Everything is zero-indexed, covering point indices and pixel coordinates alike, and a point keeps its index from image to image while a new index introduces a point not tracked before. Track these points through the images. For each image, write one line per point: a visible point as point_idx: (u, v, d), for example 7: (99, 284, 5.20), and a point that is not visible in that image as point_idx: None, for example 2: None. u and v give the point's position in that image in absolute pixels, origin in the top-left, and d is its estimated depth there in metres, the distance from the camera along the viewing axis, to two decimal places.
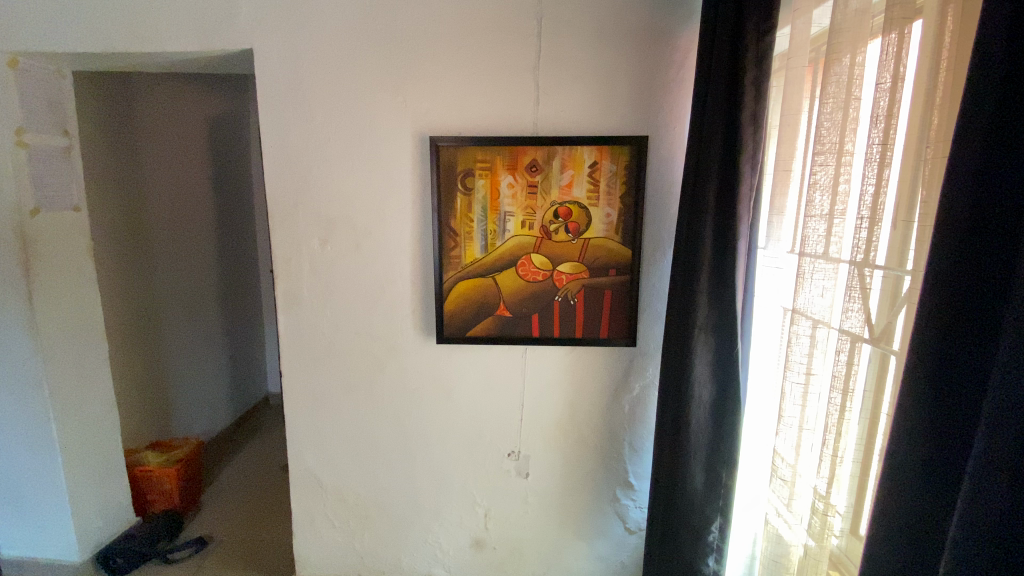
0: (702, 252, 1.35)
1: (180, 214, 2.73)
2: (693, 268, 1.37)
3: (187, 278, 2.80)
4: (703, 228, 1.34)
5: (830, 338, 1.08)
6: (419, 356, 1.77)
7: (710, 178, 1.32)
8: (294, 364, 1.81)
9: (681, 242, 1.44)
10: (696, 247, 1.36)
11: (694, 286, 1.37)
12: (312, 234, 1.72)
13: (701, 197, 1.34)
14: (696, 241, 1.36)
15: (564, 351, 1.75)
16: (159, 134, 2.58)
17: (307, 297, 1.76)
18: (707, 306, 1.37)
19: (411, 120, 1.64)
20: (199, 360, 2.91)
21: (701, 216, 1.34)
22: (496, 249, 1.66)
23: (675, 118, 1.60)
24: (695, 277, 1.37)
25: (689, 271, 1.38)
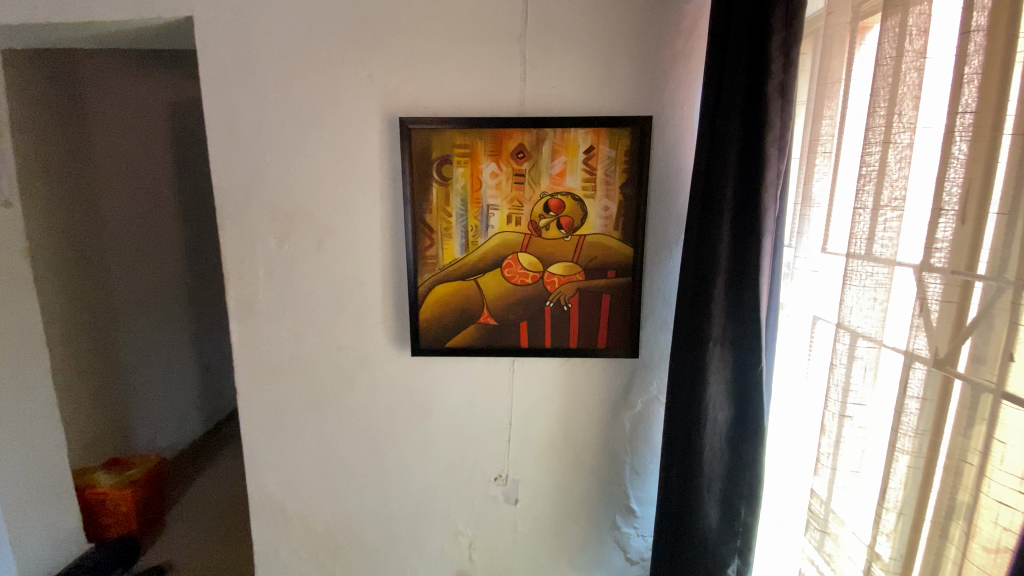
0: (718, 251, 1.15)
1: (137, 212, 2.48)
2: (707, 271, 1.17)
3: (150, 280, 2.56)
4: (719, 224, 1.14)
5: (886, 362, 0.88)
6: (393, 369, 1.56)
7: (727, 165, 1.12)
8: (252, 380, 1.60)
9: (691, 239, 1.24)
10: (711, 246, 1.16)
11: (708, 292, 1.17)
12: (267, 232, 1.49)
13: (717, 188, 1.13)
14: (710, 239, 1.16)
15: (557, 363, 1.54)
16: (112, 121, 2.33)
17: (265, 303, 1.54)
18: (723, 315, 1.17)
19: (379, 99, 1.41)
20: (166, 369, 2.68)
21: (717, 210, 1.14)
22: (478, 248, 1.45)
23: (684, 97, 1.39)
24: (710, 282, 1.17)
25: (703, 274, 1.18)
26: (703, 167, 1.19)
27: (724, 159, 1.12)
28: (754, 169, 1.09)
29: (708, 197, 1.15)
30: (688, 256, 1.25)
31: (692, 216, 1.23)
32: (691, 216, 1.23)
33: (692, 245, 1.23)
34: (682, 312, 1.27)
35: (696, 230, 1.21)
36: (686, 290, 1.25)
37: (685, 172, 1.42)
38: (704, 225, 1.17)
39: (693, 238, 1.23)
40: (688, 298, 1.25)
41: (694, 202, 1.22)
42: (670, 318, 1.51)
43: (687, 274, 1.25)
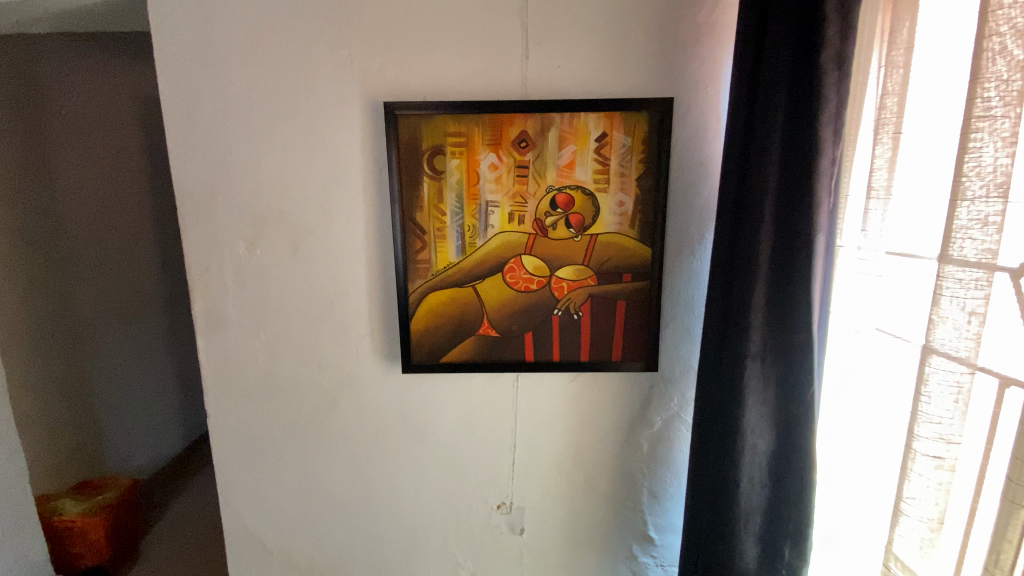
0: (758, 254, 0.99)
1: (104, 211, 2.28)
2: (745, 276, 1.01)
3: (119, 286, 2.36)
4: (759, 221, 0.98)
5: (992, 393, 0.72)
6: (382, 388, 1.39)
7: (768, 152, 0.96)
8: (224, 401, 1.43)
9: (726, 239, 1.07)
10: (750, 248, 0.99)
11: (746, 300, 1.01)
12: (237, 235, 1.32)
13: (755, 180, 0.98)
14: (749, 239, 1.00)
15: (567, 379, 1.37)
16: (74, 112, 2.13)
17: (236, 316, 1.37)
18: (764, 327, 1.01)
19: (361, 83, 1.24)
20: (140, 382, 2.48)
21: (757, 205, 0.98)
22: (476, 250, 1.28)
23: (710, 77, 1.22)
24: (749, 288, 1.00)
25: (740, 279, 1.02)
26: (737, 158, 1.04)
27: (766, 145, 0.96)
28: (801, 157, 0.93)
29: (740, 195, 1.04)
30: (720, 260, 1.09)
31: (722, 213, 1.07)
32: (721, 214, 1.07)
33: (722, 248, 1.08)
34: (714, 324, 1.11)
35: (732, 232, 1.06)
36: (715, 298, 1.10)
37: (714, 163, 1.25)
38: (734, 227, 1.06)
39: (725, 239, 1.07)
40: (721, 309, 1.09)
41: (723, 198, 1.06)
42: (698, 331, 1.34)
43: (718, 280, 1.09)
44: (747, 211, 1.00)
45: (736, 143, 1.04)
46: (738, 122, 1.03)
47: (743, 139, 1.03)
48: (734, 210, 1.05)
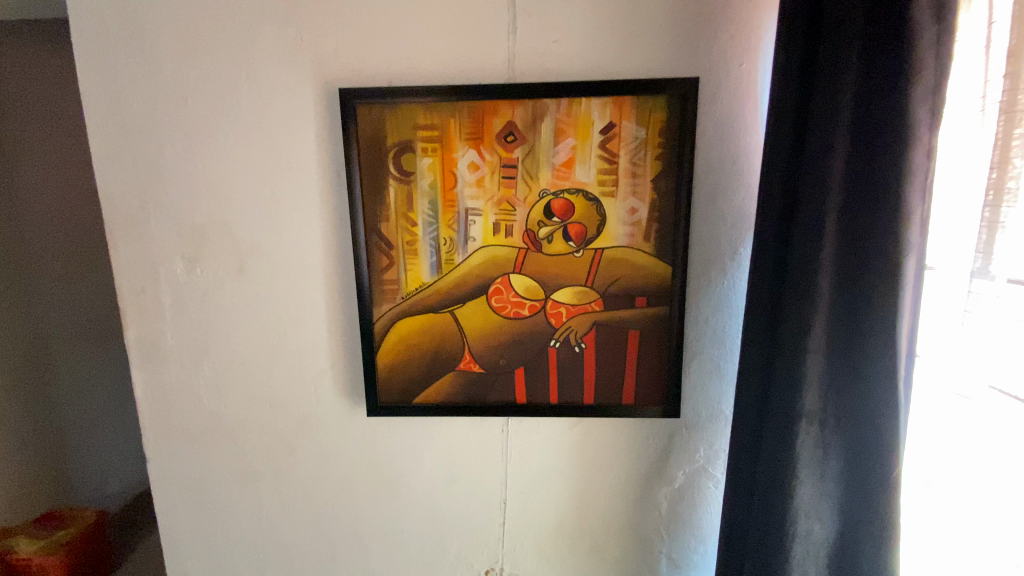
0: (819, 283, 0.74)
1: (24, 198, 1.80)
2: (802, 311, 0.76)
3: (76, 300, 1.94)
4: (820, 239, 0.74)
5: None
6: (346, 432, 1.17)
7: (830, 144, 0.72)
8: (168, 443, 1.23)
9: (773, 254, 0.85)
10: (806, 274, 0.75)
11: (802, 343, 0.76)
12: (174, 252, 1.12)
13: (811, 183, 0.74)
14: (805, 262, 0.76)
15: (567, 425, 1.13)
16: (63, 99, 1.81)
17: (178, 346, 1.17)
18: (823, 380, 0.76)
19: (311, 67, 1.01)
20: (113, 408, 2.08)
21: (815, 216, 0.74)
22: (455, 269, 1.05)
23: (746, 50, 0.96)
24: (805, 328, 0.76)
25: (789, 314, 0.78)
26: (786, 161, 0.82)
27: (827, 137, 0.73)
28: (877, 153, 0.69)
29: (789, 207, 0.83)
30: (762, 287, 0.87)
31: (763, 229, 0.86)
32: (761, 230, 0.86)
33: (765, 271, 0.86)
34: (755, 365, 0.89)
35: (778, 253, 0.85)
36: (757, 333, 0.89)
37: (753, 158, 0.99)
38: (780, 247, 0.85)
39: (766, 260, 0.86)
40: (764, 347, 0.88)
41: (764, 210, 0.86)
42: (733, 369, 1.08)
43: (758, 311, 0.88)
44: (800, 225, 0.77)
45: (784, 141, 0.82)
46: (786, 115, 0.81)
47: (795, 136, 0.81)
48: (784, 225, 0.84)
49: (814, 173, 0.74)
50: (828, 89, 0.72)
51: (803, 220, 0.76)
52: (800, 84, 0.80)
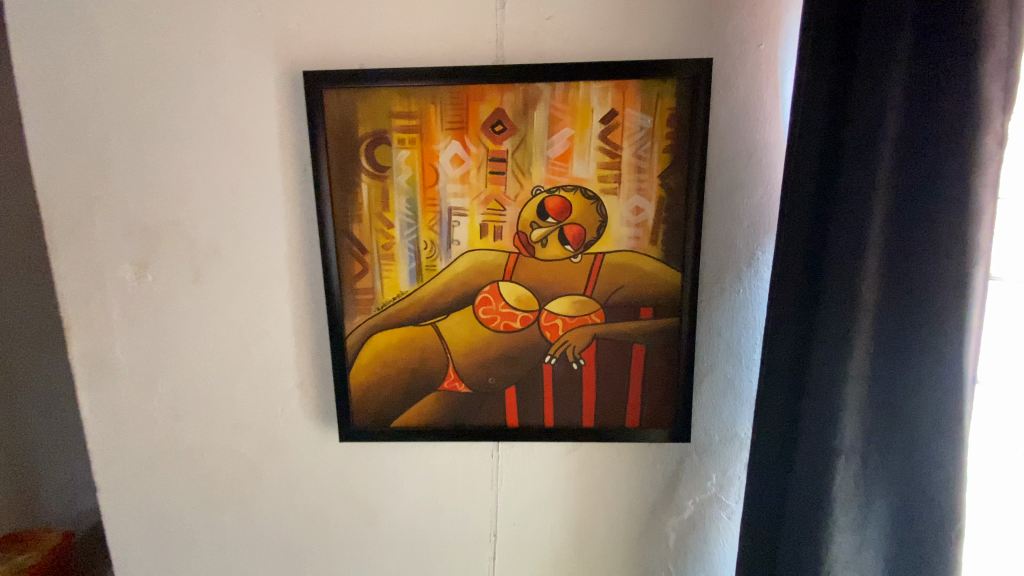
0: (861, 296, 0.63)
1: None
2: (841, 328, 0.65)
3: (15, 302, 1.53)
4: (865, 243, 0.63)
5: None
6: (317, 457, 1.05)
7: (879, 131, 0.61)
8: (119, 470, 1.10)
9: (808, 261, 0.73)
10: (846, 285, 0.65)
11: (841, 364, 0.65)
12: (122, 257, 0.99)
13: (853, 178, 0.64)
14: (845, 271, 0.65)
15: (564, 449, 1.01)
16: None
17: (129, 360, 1.04)
18: (866, 410, 0.65)
19: (272, 47, 0.89)
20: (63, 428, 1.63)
21: (858, 217, 0.63)
22: (437, 276, 0.93)
23: (765, 29, 0.84)
24: (845, 348, 0.65)
25: (824, 329, 0.68)
26: (821, 149, 0.70)
27: (873, 123, 0.62)
28: (934, 140, 0.57)
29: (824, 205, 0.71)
30: (792, 297, 0.75)
31: (794, 229, 0.73)
32: (791, 231, 0.73)
33: (796, 279, 0.74)
34: (785, 388, 0.77)
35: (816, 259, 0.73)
36: (786, 351, 0.76)
37: (774, 152, 0.87)
38: (816, 251, 0.73)
39: (800, 267, 0.73)
40: (794, 367, 0.76)
41: (797, 208, 0.72)
42: (750, 388, 0.96)
43: (789, 325, 0.75)
44: (836, 228, 0.67)
45: (817, 126, 0.70)
46: (821, 96, 0.69)
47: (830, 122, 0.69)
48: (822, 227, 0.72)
49: (856, 167, 0.64)
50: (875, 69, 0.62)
51: (841, 221, 0.66)
52: (843, 62, 0.68)
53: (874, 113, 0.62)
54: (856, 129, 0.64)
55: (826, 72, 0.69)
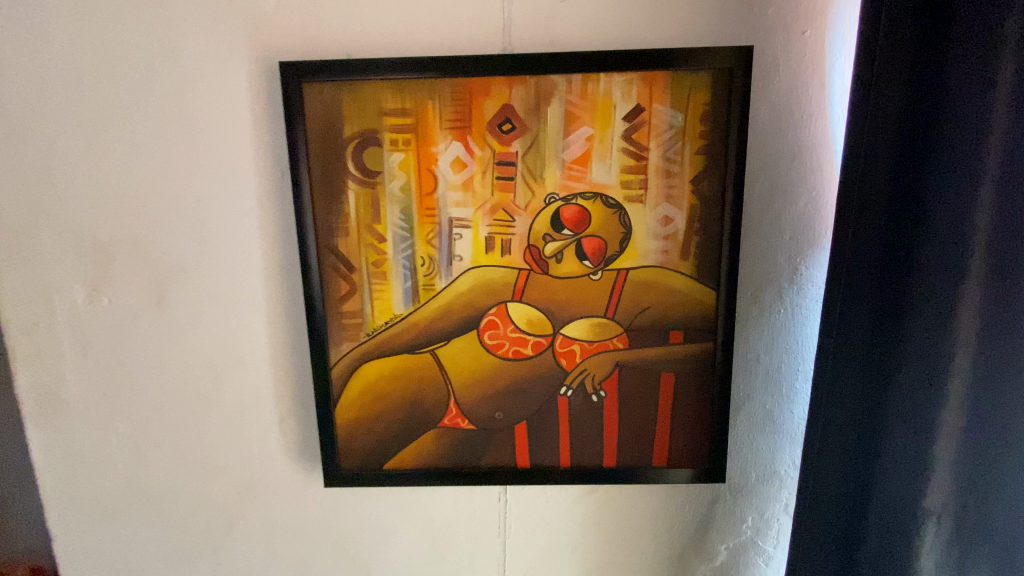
0: (961, 315, 0.56)
1: None
2: (931, 364, 0.58)
3: None
4: (963, 268, 0.56)
5: None
6: (300, 503, 0.92)
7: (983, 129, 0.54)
8: (71, 522, 0.95)
9: (882, 278, 0.62)
10: (939, 316, 0.57)
11: (933, 406, 0.58)
12: (72, 277, 0.86)
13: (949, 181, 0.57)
14: (937, 300, 0.57)
15: (582, 491, 0.89)
16: None
17: (81, 396, 0.91)
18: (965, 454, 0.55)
19: (243, 35, 0.77)
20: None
21: (954, 239, 0.56)
22: (436, 297, 0.81)
23: (811, 14, 0.74)
24: (937, 386, 0.57)
25: (908, 364, 0.59)
26: (894, 151, 0.60)
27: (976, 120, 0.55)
28: None
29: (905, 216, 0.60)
30: (863, 323, 0.62)
31: (863, 244, 0.62)
32: (857, 244, 0.62)
33: (867, 302, 0.62)
34: (855, 432, 0.64)
35: (897, 280, 0.61)
36: (854, 387, 0.63)
37: (820, 153, 0.76)
38: (894, 270, 0.61)
39: (871, 287, 0.62)
40: (864, 407, 0.63)
41: (865, 219, 0.62)
42: (801, 423, 0.84)
43: (858, 357, 0.63)
44: (922, 249, 0.59)
45: (889, 124, 0.59)
46: (897, 87, 0.58)
47: (906, 119, 0.59)
48: (905, 240, 0.60)
49: (942, 181, 0.57)
50: (974, 71, 0.54)
51: (928, 242, 0.58)
52: (927, 45, 0.57)
53: (973, 122, 0.55)
54: (948, 138, 0.56)
55: (901, 57, 0.58)
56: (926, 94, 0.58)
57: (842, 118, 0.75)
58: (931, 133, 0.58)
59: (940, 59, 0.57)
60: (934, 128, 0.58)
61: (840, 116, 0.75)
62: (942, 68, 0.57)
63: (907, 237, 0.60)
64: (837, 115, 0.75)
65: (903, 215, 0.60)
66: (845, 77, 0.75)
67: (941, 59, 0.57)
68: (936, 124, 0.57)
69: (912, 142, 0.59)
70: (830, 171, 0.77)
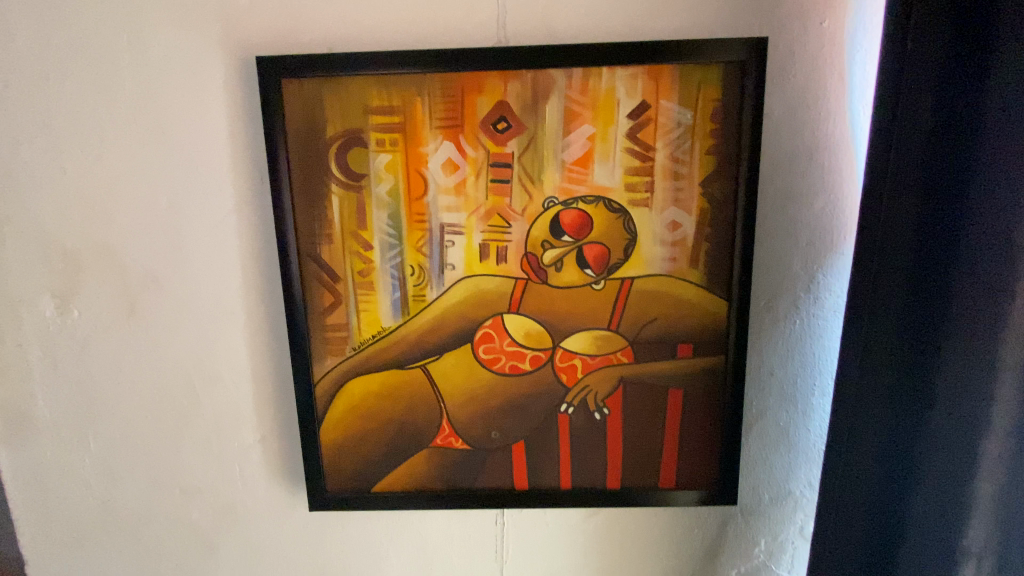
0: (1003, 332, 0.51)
1: None
2: (973, 387, 0.53)
3: None
4: (1010, 285, 0.50)
5: None
6: (284, 527, 0.86)
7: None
8: (41, 548, 0.89)
9: (914, 289, 0.57)
10: (983, 334, 0.52)
11: (973, 432, 0.53)
12: (37, 288, 0.80)
13: (991, 187, 0.51)
14: (980, 316, 0.52)
15: (583, 514, 0.84)
16: None
17: (48, 415, 0.84)
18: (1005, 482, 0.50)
19: (217, 28, 0.72)
20: None
21: (997, 251, 0.51)
22: (426, 309, 0.75)
23: (830, 2, 0.68)
24: (978, 411, 0.52)
25: (947, 383, 0.55)
26: (929, 150, 0.54)
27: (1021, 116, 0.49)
28: None
29: (941, 224, 0.55)
30: (894, 336, 0.58)
31: (891, 252, 0.57)
32: (884, 253, 0.58)
33: (895, 314, 0.58)
34: (886, 451, 0.60)
35: (936, 292, 0.56)
36: (885, 403, 0.59)
37: (839, 153, 0.71)
38: (930, 281, 0.56)
39: (901, 298, 0.58)
40: (897, 424, 0.59)
41: (894, 226, 0.57)
42: (818, 441, 0.79)
43: (889, 372, 0.59)
44: (963, 260, 0.54)
45: (922, 124, 0.54)
46: (930, 83, 0.53)
47: (942, 118, 0.54)
48: (943, 250, 0.56)
49: (987, 187, 0.52)
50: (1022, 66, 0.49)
51: (970, 253, 0.53)
52: (966, 35, 0.52)
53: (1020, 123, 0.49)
54: (993, 140, 0.51)
55: (935, 50, 0.53)
56: (964, 91, 0.53)
57: (862, 115, 0.70)
58: (973, 134, 0.53)
59: (981, 52, 0.52)
60: (975, 128, 0.52)
61: (861, 112, 0.70)
62: (984, 63, 0.52)
63: (944, 245, 0.55)
64: (857, 111, 0.70)
65: (937, 222, 0.55)
66: (867, 70, 0.69)
67: (982, 53, 0.52)
68: (978, 124, 0.52)
69: (948, 142, 0.54)
70: (850, 172, 0.71)
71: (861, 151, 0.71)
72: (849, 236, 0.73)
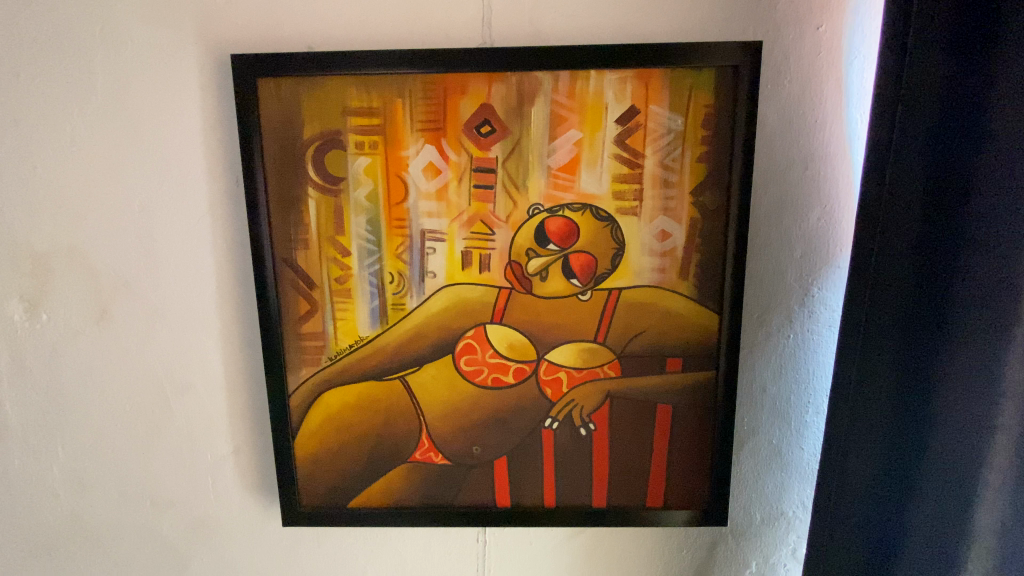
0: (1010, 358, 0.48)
1: None
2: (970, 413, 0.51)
3: None
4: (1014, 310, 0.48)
5: None
6: (259, 541, 0.83)
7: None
8: (5, 562, 0.85)
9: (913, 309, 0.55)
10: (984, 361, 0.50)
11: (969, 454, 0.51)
12: (8, 291, 0.77)
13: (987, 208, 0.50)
14: (981, 333, 0.50)
15: (568, 532, 0.80)
16: None
17: (19, 423, 0.81)
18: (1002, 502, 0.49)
19: (193, 25, 0.69)
20: None
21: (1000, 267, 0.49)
22: (406, 318, 0.73)
23: (828, 7, 0.66)
24: (978, 435, 0.50)
25: (947, 405, 0.53)
26: (927, 168, 0.52)
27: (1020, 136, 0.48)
28: None
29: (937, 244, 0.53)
30: (892, 357, 0.56)
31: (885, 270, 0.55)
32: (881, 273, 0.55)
33: (890, 333, 0.55)
34: (878, 472, 0.58)
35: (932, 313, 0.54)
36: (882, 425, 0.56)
37: (835, 163, 0.68)
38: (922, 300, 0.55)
39: (896, 315, 0.55)
40: (894, 448, 0.57)
41: (892, 243, 0.54)
42: (812, 461, 0.76)
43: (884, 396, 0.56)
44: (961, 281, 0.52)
45: (923, 139, 0.52)
46: (932, 99, 0.51)
47: (941, 136, 0.51)
48: (939, 265, 0.53)
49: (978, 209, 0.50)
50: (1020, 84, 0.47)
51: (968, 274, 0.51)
52: (966, 49, 0.50)
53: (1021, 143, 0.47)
54: (991, 154, 0.49)
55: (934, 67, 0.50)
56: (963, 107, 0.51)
57: (859, 124, 0.67)
58: (975, 151, 0.50)
59: (983, 68, 0.50)
60: (975, 147, 0.50)
61: (858, 122, 0.67)
62: (987, 76, 0.49)
63: (940, 261, 0.53)
64: (852, 121, 0.68)
65: (935, 239, 0.53)
66: (865, 77, 0.66)
67: (984, 68, 0.50)
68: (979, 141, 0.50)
69: (945, 160, 0.52)
70: (848, 182, 0.69)
71: (858, 161, 0.68)
72: (845, 249, 0.70)
